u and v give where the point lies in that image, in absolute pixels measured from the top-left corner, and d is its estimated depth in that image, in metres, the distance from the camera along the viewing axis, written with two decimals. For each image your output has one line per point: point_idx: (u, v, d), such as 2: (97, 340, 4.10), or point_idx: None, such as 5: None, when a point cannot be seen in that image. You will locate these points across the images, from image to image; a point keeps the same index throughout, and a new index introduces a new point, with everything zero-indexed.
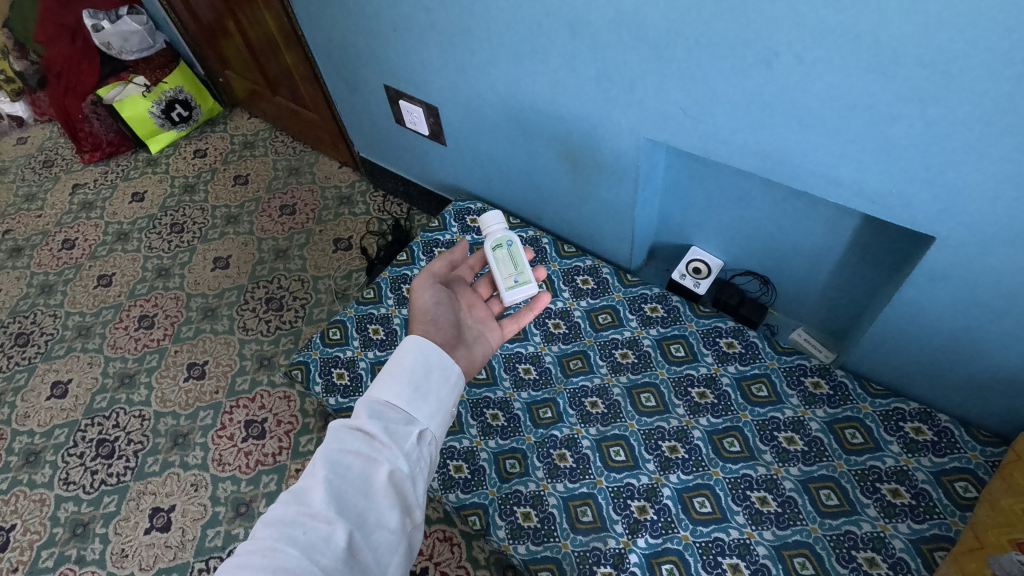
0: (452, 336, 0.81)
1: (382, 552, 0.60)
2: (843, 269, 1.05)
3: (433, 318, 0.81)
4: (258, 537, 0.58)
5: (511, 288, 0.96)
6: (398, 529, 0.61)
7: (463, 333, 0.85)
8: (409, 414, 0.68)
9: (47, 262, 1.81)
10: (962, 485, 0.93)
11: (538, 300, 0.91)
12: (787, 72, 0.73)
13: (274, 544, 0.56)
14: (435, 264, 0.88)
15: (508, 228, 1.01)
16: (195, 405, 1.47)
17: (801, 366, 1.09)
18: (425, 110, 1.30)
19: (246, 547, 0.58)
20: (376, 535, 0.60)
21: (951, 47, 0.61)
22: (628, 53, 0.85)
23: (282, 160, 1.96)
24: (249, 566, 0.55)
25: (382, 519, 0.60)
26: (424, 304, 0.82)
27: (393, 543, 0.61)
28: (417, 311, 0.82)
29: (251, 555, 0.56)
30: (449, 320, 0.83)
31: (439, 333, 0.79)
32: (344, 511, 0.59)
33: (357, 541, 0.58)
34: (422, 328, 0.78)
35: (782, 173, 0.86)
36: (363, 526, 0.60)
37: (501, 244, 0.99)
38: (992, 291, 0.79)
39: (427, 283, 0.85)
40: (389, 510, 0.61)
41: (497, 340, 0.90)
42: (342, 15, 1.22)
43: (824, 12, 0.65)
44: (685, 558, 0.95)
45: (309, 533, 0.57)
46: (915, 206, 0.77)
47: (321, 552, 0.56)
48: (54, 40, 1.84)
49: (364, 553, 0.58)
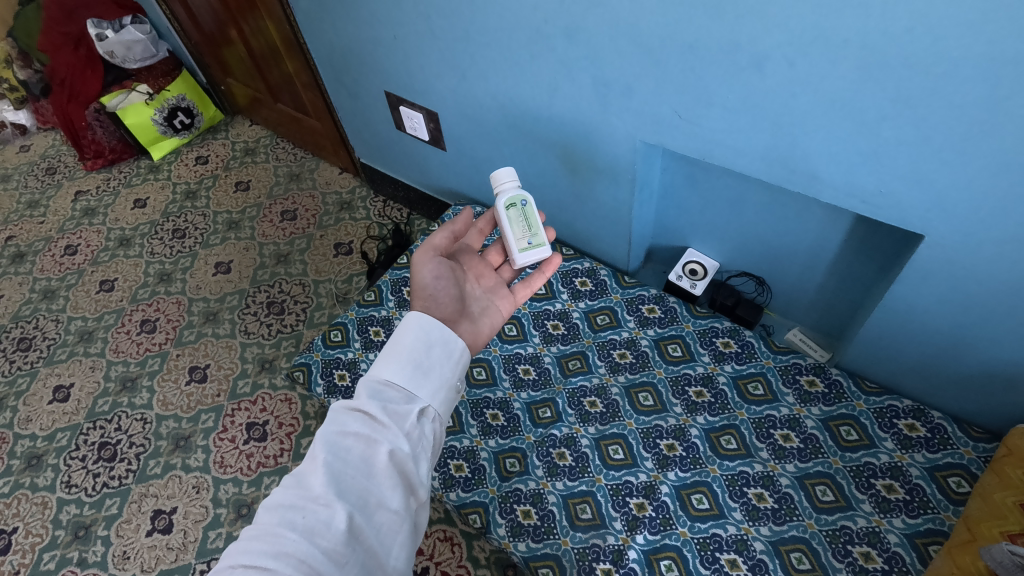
0: (454, 311, 0.82)
1: (384, 531, 0.61)
2: (837, 269, 1.07)
3: (432, 294, 0.82)
4: (259, 522, 0.59)
5: (523, 251, 0.96)
6: (399, 509, 0.62)
7: (467, 308, 0.87)
8: (410, 393, 0.69)
9: (50, 268, 1.83)
10: (955, 480, 0.94)
11: (550, 262, 0.96)
12: (777, 76, 0.76)
13: (275, 529, 0.58)
14: (436, 237, 0.88)
15: (520, 185, 0.98)
16: (196, 408, 1.48)
17: (796, 365, 1.11)
18: (425, 116, 1.32)
19: (249, 533, 0.60)
20: (377, 515, 0.62)
21: (934, 50, 0.64)
22: (624, 59, 0.87)
23: (283, 166, 1.98)
24: (250, 551, 0.57)
25: (383, 500, 0.62)
26: (423, 280, 0.83)
27: (395, 523, 0.62)
28: (416, 286, 0.83)
29: (253, 540, 0.58)
30: (450, 295, 0.84)
31: (440, 309, 0.80)
32: (344, 492, 0.61)
33: (359, 522, 0.60)
34: (422, 306, 0.80)
35: (774, 175, 0.88)
36: (364, 506, 0.61)
37: (514, 204, 0.96)
38: (981, 287, 0.81)
39: (428, 256, 0.85)
40: (390, 491, 0.63)
41: (509, 307, 0.93)
42: (343, 22, 1.24)
43: (813, 18, 0.68)
44: (683, 553, 0.96)
45: (309, 517, 0.58)
46: (904, 205, 0.79)
47: (322, 535, 0.58)
48: (59, 48, 1.88)
49: (365, 533, 0.60)
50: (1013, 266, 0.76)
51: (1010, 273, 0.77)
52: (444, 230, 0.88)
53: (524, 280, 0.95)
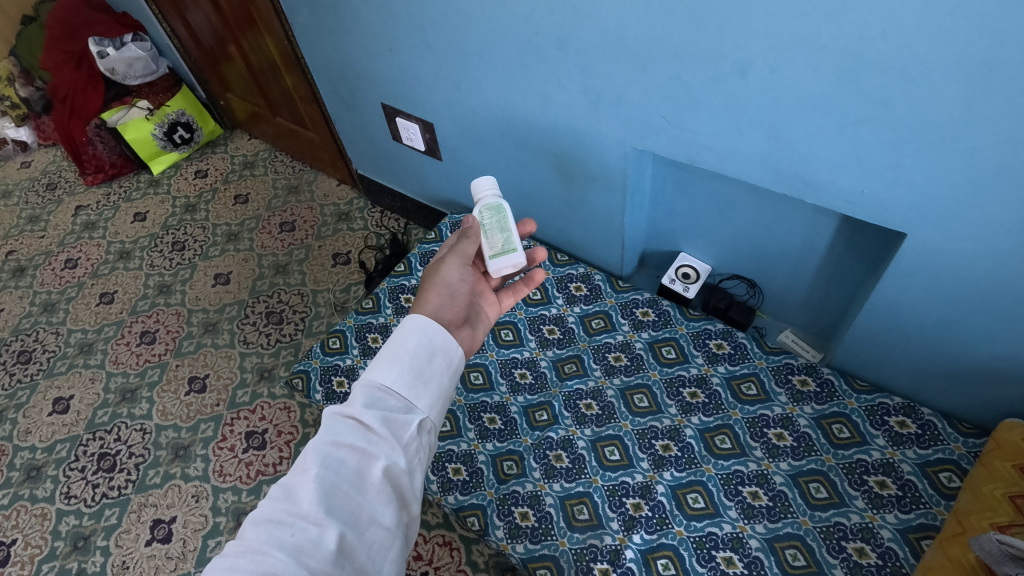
0: (460, 317, 0.84)
1: (374, 548, 0.62)
2: (826, 270, 1.09)
3: (452, 292, 0.84)
4: (246, 537, 0.59)
5: (497, 257, 0.96)
6: (391, 525, 0.64)
7: (470, 312, 0.89)
8: (408, 402, 0.70)
9: (50, 281, 1.84)
10: (946, 475, 0.96)
11: (534, 277, 0.99)
12: (760, 81, 0.78)
13: (261, 546, 0.58)
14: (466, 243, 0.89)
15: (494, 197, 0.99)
16: (196, 417, 1.49)
17: (788, 365, 1.13)
18: (421, 126, 1.34)
19: (233, 547, 0.60)
20: (368, 531, 0.62)
21: (908, 53, 0.66)
22: (612, 67, 0.90)
23: (282, 179, 2.00)
24: (238, 568, 0.57)
25: (376, 517, 0.63)
26: (448, 278, 0.85)
27: (386, 539, 0.63)
28: (439, 279, 0.84)
29: (239, 557, 0.58)
30: (466, 296, 0.86)
31: (454, 308, 0.83)
32: (336, 508, 0.61)
33: (350, 541, 0.60)
34: (438, 300, 0.81)
35: (760, 177, 0.91)
36: (356, 523, 0.62)
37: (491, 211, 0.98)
38: (961, 284, 0.83)
39: (461, 265, 0.87)
40: (382, 507, 0.64)
41: (495, 315, 0.95)
42: (340, 36, 1.27)
43: (791, 25, 0.71)
44: (679, 553, 0.97)
45: (298, 534, 0.59)
46: (886, 204, 0.82)
47: (311, 554, 0.58)
48: (60, 66, 1.91)
49: (357, 551, 0.61)
50: (992, 262, 0.79)
51: (990, 268, 0.79)
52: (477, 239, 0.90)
53: (511, 288, 0.99)
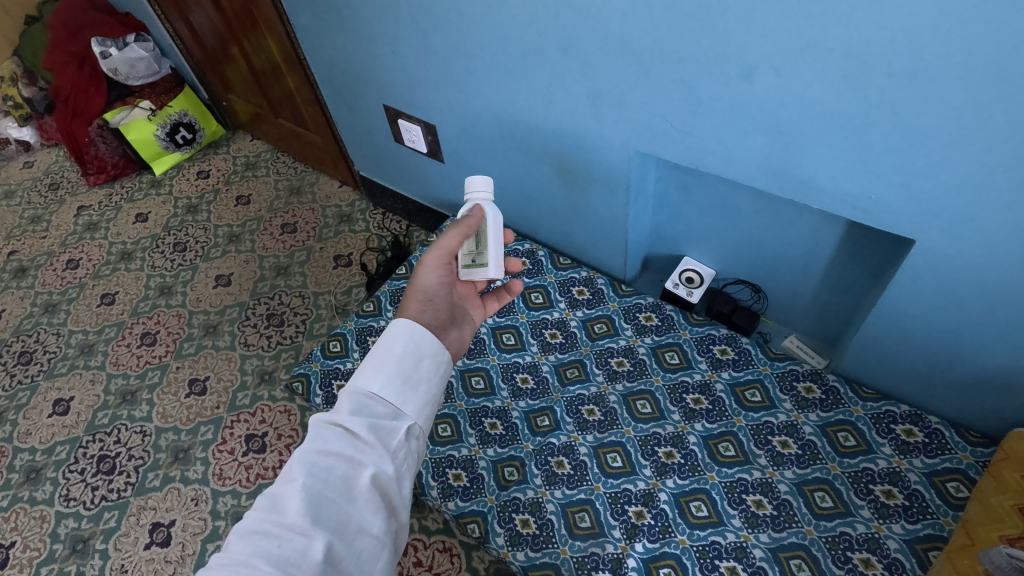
0: (446, 320, 0.84)
1: (363, 557, 0.61)
2: (831, 276, 1.08)
3: (431, 298, 0.84)
4: (230, 550, 0.58)
5: (468, 267, 0.94)
6: (380, 533, 0.63)
7: (457, 314, 0.89)
8: (396, 409, 0.69)
9: (52, 282, 1.84)
10: (953, 485, 0.94)
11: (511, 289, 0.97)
12: (766, 85, 0.77)
13: (246, 558, 0.57)
14: (447, 240, 0.86)
15: (487, 201, 0.94)
16: (196, 420, 1.48)
17: (794, 371, 1.11)
18: (423, 129, 1.33)
19: (218, 560, 0.58)
20: (357, 540, 0.61)
21: (916, 59, 0.65)
22: (616, 71, 0.89)
23: (283, 180, 1.99)
24: None
25: (364, 526, 0.62)
26: (427, 282, 0.85)
27: (374, 548, 0.62)
28: (416, 286, 0.84)
29: (224, 569, 0.56)
30: (446, 301, 0.86)
31: (437, 315, 0.83)
32: (323, 518, 0.60)
33: (338, 551, 0.59)
34: (418, 306, 0.82)
35: (766, 182, 0.89)
36: (345, 533, 0.61)
37: (471, 217, 0.94)
38: (970, 292, 0.82)
39: (440, 266, 0.86)
40: (371, 516, 0.63)
41: (480, 317, 0.95)
42: (342, 37, 1.26)
43: (797, 29, 0.70)
44: (682, 561, 0.96)
45: (284, 545, 0.58)
46: (893, 210, 0.80)
47: (297, 566, 0.57)
48: (64, 68, 1.91)
49: (345, 561, 0.60)
50: (1001, 269, 0.77)
51: (1000, 275, 0.78)
52: (456, 235, 0.86)
53: (494, 293, 1.00)
